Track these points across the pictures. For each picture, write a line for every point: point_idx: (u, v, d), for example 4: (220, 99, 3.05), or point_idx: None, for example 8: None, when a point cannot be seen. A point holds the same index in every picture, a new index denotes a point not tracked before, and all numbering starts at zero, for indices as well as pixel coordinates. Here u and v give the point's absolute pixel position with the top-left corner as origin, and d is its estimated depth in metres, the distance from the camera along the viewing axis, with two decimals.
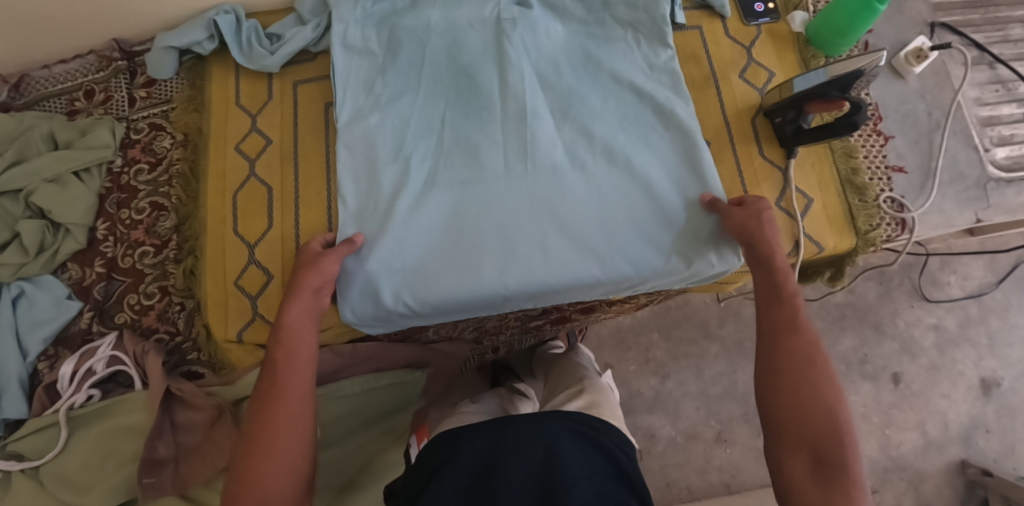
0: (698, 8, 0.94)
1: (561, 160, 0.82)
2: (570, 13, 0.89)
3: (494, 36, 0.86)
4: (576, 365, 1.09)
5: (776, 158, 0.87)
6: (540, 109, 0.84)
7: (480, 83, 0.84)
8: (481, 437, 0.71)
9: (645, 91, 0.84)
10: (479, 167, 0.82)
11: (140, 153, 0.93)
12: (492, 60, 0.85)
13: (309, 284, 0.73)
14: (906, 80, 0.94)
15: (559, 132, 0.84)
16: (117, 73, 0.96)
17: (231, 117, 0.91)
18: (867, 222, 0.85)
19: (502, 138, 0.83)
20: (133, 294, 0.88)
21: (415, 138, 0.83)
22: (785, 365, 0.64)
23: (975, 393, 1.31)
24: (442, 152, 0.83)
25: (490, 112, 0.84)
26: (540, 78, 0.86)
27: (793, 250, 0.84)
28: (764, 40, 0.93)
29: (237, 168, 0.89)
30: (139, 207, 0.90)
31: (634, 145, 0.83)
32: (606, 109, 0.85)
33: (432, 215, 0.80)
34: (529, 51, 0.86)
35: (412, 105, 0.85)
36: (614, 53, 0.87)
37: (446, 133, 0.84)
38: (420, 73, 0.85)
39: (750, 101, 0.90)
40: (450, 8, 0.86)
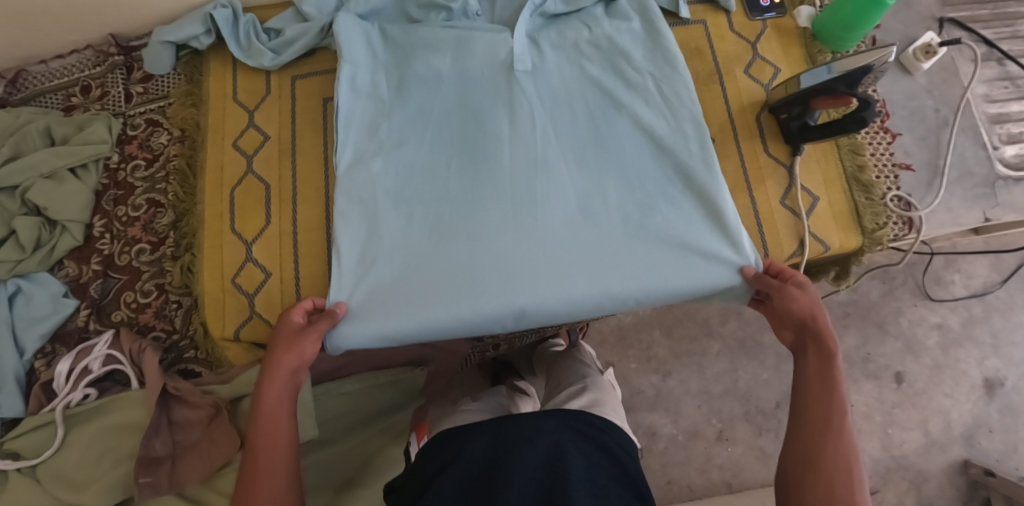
0: (703, 1, 0.93)
1: (573, 212, 0.78)
2: (587, 56, 0.85)
3: (505, 83, 0.83)
4: (581, 365, 1.07)
5: (781, 155, 0.85)
6: (550, 158, 0.80)
7: (490, 130, 0.81)
8: (484, 437, 0.70)
9: (670, 146, 0.80)
10: (485, 219, 0.78)
11: (137, 149, 0.92)
12: (503, 108, 0.82)
13: (283, 365, 0.68)
14: (914, 76, 0.92)
15: (571, 182, 0.79)
16: (114, 68, 0.95)
17: (229, 112, 0.90)
18: (873, 220, 0.83)
19: (512, 189, 0.79)
20: (130, 291, 0.87)
21: (419, 187, 0.80)
22: (821, 465, 0.60)
23: (979, 393, 1.30)
24: (447, 202, 0.79)
25: (499, 160, 0.80)
26: (554, 126, 0.82)
27: (798, 248, 0.82)
28: (770, 35, 0.92)
29: (235, 163, 0.87)
30: (136, 204, 0.89)
31: (652, 205, 0.79)
32: (624, 162, 0.80)
33: (435, 269, 0.76)
34: (544, 98, 0.83)
35: (418, 149, 0.81)
36: (633, 101, 0.82)
37: (452, 183, 0.80)
38: (427, 118, 0.82)
39: (755, 96, 0.88)
40: (462, 53, 0.84)
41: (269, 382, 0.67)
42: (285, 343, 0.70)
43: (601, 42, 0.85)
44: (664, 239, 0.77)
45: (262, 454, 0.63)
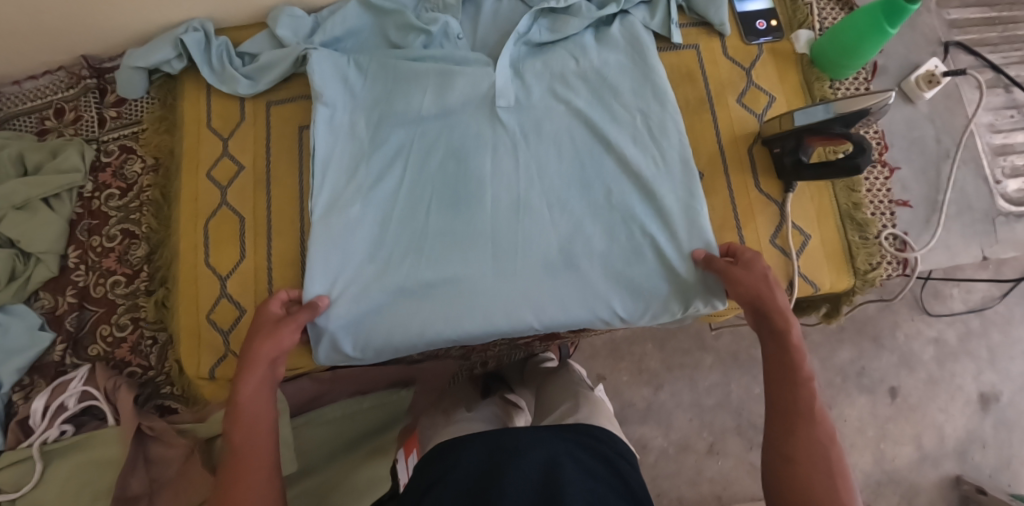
0: (696, 24, 0.89)
1: (556, 257, 0.75)
2: (575, 90, 0.81)
3: (487, 121, 0.79)
4: (573, 381, 1.03)
5: (773, 192, 0.82)
6: (533, 200, 0.77)
7: (471, 170, 0.78)
8: (483, 446, 0.69)
9: (658, 192, 0.76)
10: (467, 264, 0.75)
11: (111, 177, 0.89)
12: (486, 147, 0.78)
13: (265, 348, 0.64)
14: (916, 105, 0.88)
15: (554, 227, 0.76)
16: (87, 91, 0.92)
17: (202, 139, 0.87)
18: (866, 260, 0.81)
19: (493, 233, 0.76)
20: (106, 324, 0.85)
21: (397, 232, 0.76)
22: (797, 455, 0.57)
23: (974, 409, 1.28)
24: (428, 247, 0.76)
25: (479, 203, 0.77)
26: (537, 165, 0.78)
27: (786, 290, 0.80)
28: (765, 60, 0.88)
29: (209, 194, 0.85)
30: (111, 234, 0.87)
31: (640, 254, 0.76)
32: (610, 206, 0.77)
33: (414, 318, 0.74)
34: (528, 136, 0.79)
35: (397, 192, 0.77)
36: (620, 140, 0.78)
37: (432, 227, 0.76)
38: (406, 158, 0.78)
39: (748, 127, 0.84)
40: (443, 88, 0.79)
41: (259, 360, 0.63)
42: (267, 325, 0.67)
43: (589, 75, 0.81)
44: (653, 292, 0.75)
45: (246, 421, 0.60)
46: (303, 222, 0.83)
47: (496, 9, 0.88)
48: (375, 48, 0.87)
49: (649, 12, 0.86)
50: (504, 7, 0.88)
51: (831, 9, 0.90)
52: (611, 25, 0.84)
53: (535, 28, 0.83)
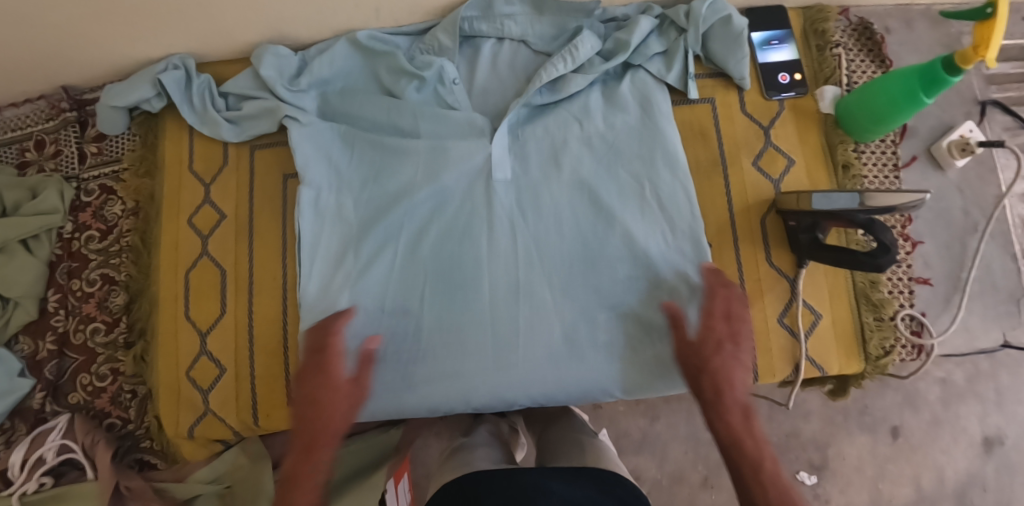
0: (713, 75, 0.81)
1: (558, 344, 0.74)
2: (579, 159, 0.78)
3: (483, 195, 0.77)
4: (574, 432, 0.88)
5: (784, 266, 0.77)
6: (534, 284, 0.76)
7: (467, 253, 0.76)
8: (496, 497, 0.62)
9: (662, 273, 0.75)
10: (463, 356, 0.75)
11: (91, 218, 0.86)
12: (481, 226, 0.77)
13: (338, 406, 0.65)
14: (945, 172, 0.83)
15: (557, 312, 0.75)
16: (67, 124, 0.88)
17: (183, 184, 0.83)
18: (879, 344, 0.76)
19: (492, 321, 0.75)
20: (86, 373, 0.83)
21: (391, 320, 0.75)
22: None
23: (975, 452, 1.00)
24: (425, 335, 0.75)
25: (475, 288, 0.76)
26: (538, 246, 0.76)
27: (792, 372, 0.76)
28: (786, 118, 0.81)
29: (190, 243, 0.81)
30: (90, 279, 0.84)
31: (642, 339, 0.75)
32: (614, 289, 0.75)
33: (410, 404, 0.75)
34: (527, 217, 0.77)
35: (387, 277, 0.76)
36: (621, 218, 0.76)
37: (426, 316, 0.75)
38: (403, 239, 0.76)
39: (761, 193, 0.78)
40: (435, 165, 0.76)
41: (333, 418, 0.64)
42: (331, 372, 0.66)
43: (584, 147, 0.78)
44: (660, 375, 0.75)
45: (309, 474, 0.60)
46: (286, 282, 0.79)
47: (497, 51, 0.83)
48: (366, 90, 0.82)
49: (665, 64, 0.79)
50: (505, 51, 0.83)
51: (860, 61, 0.84)
52: (620, 81, 0.80)
53: (540, 98, 0.79)
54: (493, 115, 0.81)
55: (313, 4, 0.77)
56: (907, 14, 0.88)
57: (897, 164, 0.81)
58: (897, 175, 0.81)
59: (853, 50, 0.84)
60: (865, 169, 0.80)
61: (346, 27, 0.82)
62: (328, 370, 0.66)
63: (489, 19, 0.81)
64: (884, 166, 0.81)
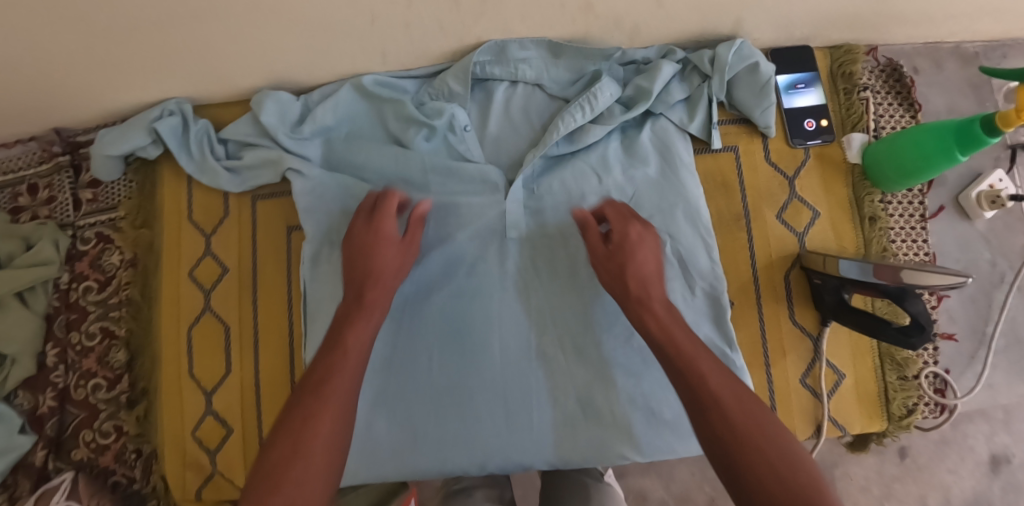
0: (737, 121, 0.78)
1: (572, 407, 0.72)
2: None
3: (496, 253, 0.74)
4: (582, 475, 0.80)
5: (808, 324, 0.75)
6: (549, 345, 0.73)
7: (479, 314, 0.74)
8: None
9: None
10: (476, 419, 0.72)
11: (89, 268, 0.83)
12: (495, 287, 0.74)
13: (386, 270, 0.65)
14: (972, 222, 0.80)
15: (572, 377, 0.73)
16: (60, 170, 0.85)
17: (183, 235, 0.80)
18: (902, 405, 0.75)
19: (504, 383, 0.73)
20: (89, 430, 0.80)
21: (399, 384, 0.73)
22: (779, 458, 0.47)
23: (983, 472, 0.83)
24: (435, 399, 0.73)
25: (488, 349, 0.73)
26: (552, 306, 0.74)
27: (814, 433, 0.74)
28: (812, 167, 0.78)
29: (190, 298, 0.79)
30: (90, 332, 0.82)
31: (658, 400, 0.72)
32: (632, 351, 0.73)
33: (424, 466, 0.72)
34: (541, 276, 0.74)
35: (395, 339, 0.74)
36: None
37: (436, 377, 0.73)
38: (413, 299, 0.74)
39: (786, 248, 0.76)
40: (447, 224, 0.74)
41: (383, 278, 0.65)
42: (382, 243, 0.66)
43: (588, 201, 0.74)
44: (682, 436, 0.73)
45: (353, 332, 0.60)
46: (292, 341, 0.77)
47: (510, 95, 0.79)
48: (373, 137, 0.78)
49: (687, 112, 0.76)
50: (518, 95, 0.79)
51: (887, 104, 0.81)
52: (640, 131, 0.76)
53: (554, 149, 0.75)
54: (508, 165, 0.78)
55: (320, 51, 0.73)
56: (936, 53, 0.84)
57: (924, 215, 0.78)
58: (924, 225, 0.78)
59: (881, 93, 0.81)
60: (892, 221, 0.78)
61: (350, 71, 0.78)
62: (386, 237, 0.66)
63: (502, 64, 0.77)
64: (911, 217, 0.78)
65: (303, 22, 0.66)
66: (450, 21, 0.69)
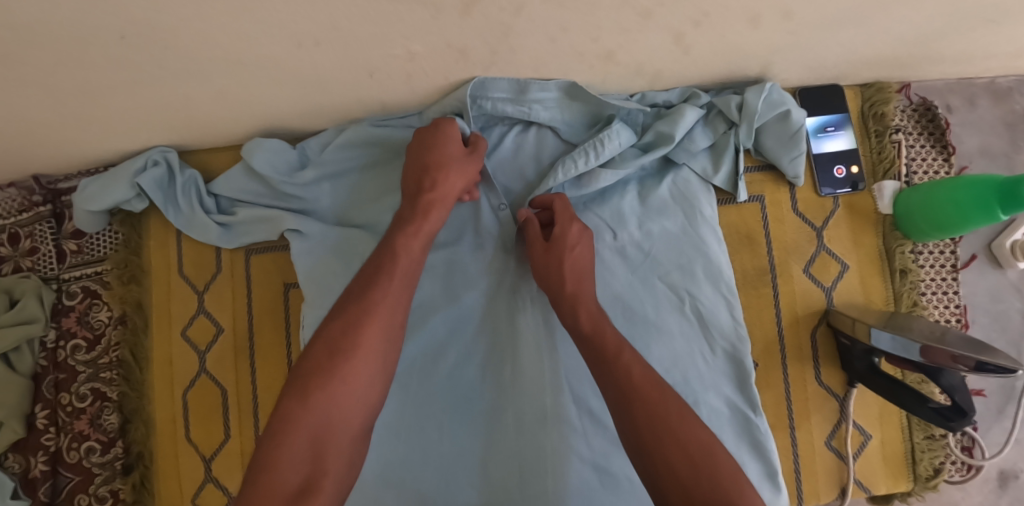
0: (762, 168, 0.74)
1: (590, 477, 0.68)
2: (614, 272, 0.70)
3: (506, 313, 0.70)
4: None
5: (835, 384, 0.72)
6: (566, 410, 0.69)
7: (489, 379, 0.70)
8: None
9: (701, 398, 0.68)
10: (489, 488, 0.68)
11: (76, 324, 0.79)
12: (508, 350, 0.70)
13: (450, 160, 0.64)
14: (1005, 271, 0.76)
15: (589, 445, 0.69)
16: (40, 219, 0.80)
17: (174, 292, 0.77)
18: (929, 465, 0.72)
19: (518, 451, 0.68)
20: (84, 494, 0.77)
21: (406, 455, 0.69)
22: (692, 450, 0.51)
23: (991, 487, 0.77)
24: (445, 470, 0.68)
25: (501, 416, 0.69)
26: (568, 369, 0.70)
27: (839, 496, 0.72)
28: (840, 218, 0.74)
29: (185, 359, 0.76)
30: (80, 392, 0.78)
31: None
32: None
33: None
34: (556, 337, 0.70)
35: (400, 407, 0.69)
36: (658, 338, 0.69)
37: (446, 445, 0.69)
38: (418, 366, 0.70)
39: (812, 304, 0.73)
40: (454, 284, 0.71)
41: (446, 166, 0.64)
42: (449, 148, 0.64)
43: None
44: None
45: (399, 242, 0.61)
46: None
47: (520, 141, 0.73)
48: (374, 184, 0.72)
49: (711, 161, 0.71)
50: (529, 141, 0.73)
51: (919, 146, 0.77)
52: (659, 182, 0.71)
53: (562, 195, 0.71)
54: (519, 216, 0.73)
55: (314, 102, 0.67)
56: (969, 89, 0.78)
57: (956, 264, 0.74)
58: (955, 276, 0.75)
59: (914, 133, 0.77)
60: (923, 272, 0.74)
61: (346, 119, 0.71)
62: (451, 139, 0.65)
63: (518, 103, 0.68)
64: (942, 267, 0.74)
65: (294, 76, 0.60)
66: (455, 73, 0.63)
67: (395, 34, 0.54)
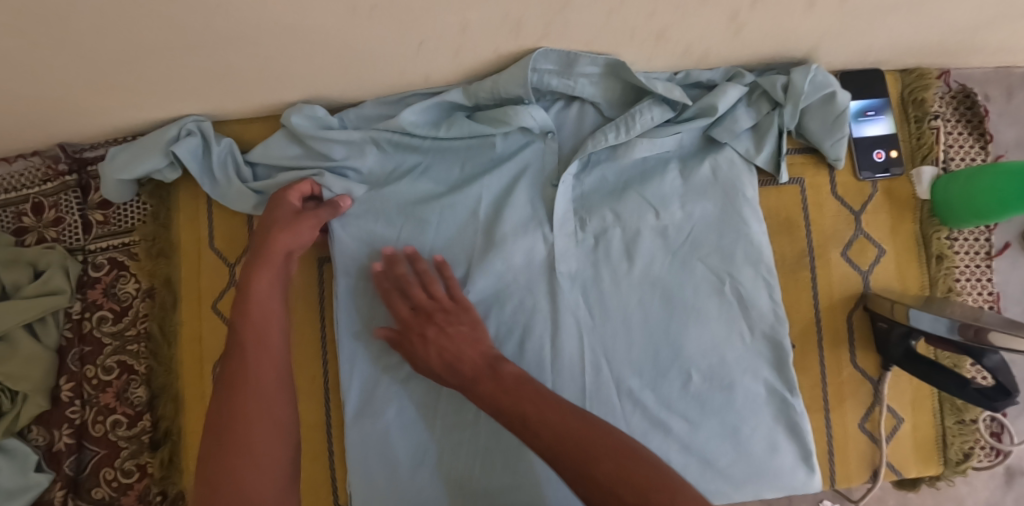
0: (803, 151, 0.74)
1: None
2: (650, 252, 0.70)
3: (546, 291, 0.69)
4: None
5: (869, 368, 0.72)
6: (608, 390, 0.69)
7: (526, 359, 0.69)
8: None
9: (736, 381, 0.69)
10: (525, 469, 0.68)
11: (102, 296, 0.77)
12: (546, 325, 0.69)
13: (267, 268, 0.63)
14: None
15: (627, 425, 0.69)
16: (66, 189, 0.79)
17: (204, 265, 0.75)
18: (959, 449, 0.73)
19: None
20: (110, 468, 0.76)
21: (444, 432, 0.69)
22: (588, 436, 0.51)
23: (997, 483, 0.81)
24: (482, 450, 0.68)
25: None
26: (605, 350, 0.69)
27: (870, 478, 0.72)
28: (878, 203, 0.74)
29: (216, 333, 0.74)
30: (106, 365, 0.76)
31: (717, 454, 0.69)
32: (691, 395, 0.69)
33: None
34: (594, 313, 0.69)
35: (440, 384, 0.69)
36: (696, 320, 0.69)
37: (483, 427, 0.68)
38: None
39: (849, 288, 0.73)
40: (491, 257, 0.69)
41: (259, 280, 0.63)
42: (270, 254, 0.64)
43: (627, 237, 0.70)
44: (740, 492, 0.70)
45: (251, 360, 0.59)
46: (328, 382, 0.73)
47: (563, 118, 0.72)
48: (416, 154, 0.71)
49: (754, 142, 0.71)
50: (571, 118, 0.72)
51: (957, 133, 0.77)
52: (700, 162, 0.70)
53: (598, 168, 0.71)
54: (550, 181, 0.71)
55: (355, 73, 0.65)
56: (1006, 80, 0.78)
57: (990, 252, 0.75)
58: (989, 263, 0.75)
59: (952, 120, 0.77)
60: (957, 258, 0.74)
61: (386, 92, 0.70)
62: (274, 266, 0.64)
63: (564, 75, 0.67)
64: (975, 255, 0.75)
65: (341, 44, 0.59)
66: (505, 46, 0.62)
67: (452, 3, 0.53)
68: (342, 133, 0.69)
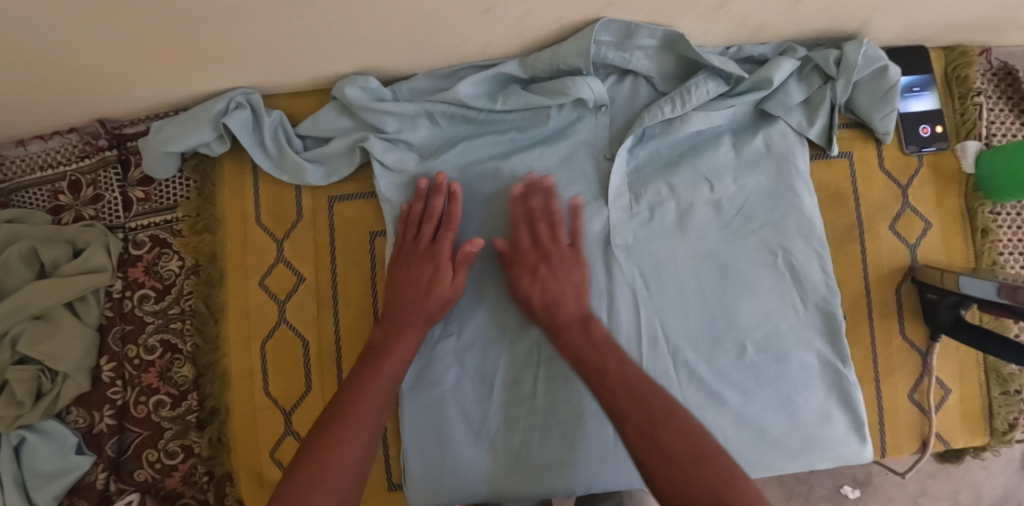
0: (851, 125, 0.75)
1: None
2: (704, 223, 0.70)
3: (601, 263, 0.69)
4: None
5: (918, 339, 0.73)
6: (664, 362, 0.69)
7: None
8: None
9: (791, 353, 0.69)
10: (581, 443, 0.67)
11: (144, 275, 0.76)
12: (603, 295, 0.69)
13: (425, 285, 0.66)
14: None
15: (682, 397, 0.69)
16: (105, 165, 0.77)
17: (249, 240, 0.74)
18: (1005, 419, 0.74)
19: None
20: (152, 449, 0.74)
21: (500, 406, 0.68)
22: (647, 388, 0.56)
23: (1015, 467, 0.86)
24: (540, 425, 0.68)
25: None
26: (661, 323, 0.69)
27: (919, 448, 0.73)
28: (924, 177, 0.75)
29: (263, 309, 0.73)
30: (148, 345, 0.75)
31: (773, 425, 0.69)
32: (747, 365, 0.69)
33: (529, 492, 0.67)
34: (649, 284, 0.69)
35: (496, 358, 0.69)
36: (750, 292, 0.69)
37: (540, 400, 0.68)
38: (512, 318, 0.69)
39: (898, 260, 0.74)
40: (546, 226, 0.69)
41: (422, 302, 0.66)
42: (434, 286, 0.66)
43: (682, 208, 0.70)
44: (793, 464, 0.70)
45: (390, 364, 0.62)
46: None
47: (616, 92, 0.72)
48: (470, 128, 0.71)
49: (806, 115, 0.71)
50: (624, 92, 0.72)
51: (998, 110, 0.78)
52: (753, 135, 0.71)
53: (652, 141, 0.71)
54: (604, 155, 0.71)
55: (414, 42, 0.65)
56: None
57: None
58: None
59: (993, 98, 0.78)
60: (1001, 232, 0.75)
61: (440, 65, 0.70)
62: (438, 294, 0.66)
63: (620, 47, 0.67)
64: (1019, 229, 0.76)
65: (408, 12, 0.58)
66: (569, 15, 0.62)
67: None
68: (394, 106, 0.68)
